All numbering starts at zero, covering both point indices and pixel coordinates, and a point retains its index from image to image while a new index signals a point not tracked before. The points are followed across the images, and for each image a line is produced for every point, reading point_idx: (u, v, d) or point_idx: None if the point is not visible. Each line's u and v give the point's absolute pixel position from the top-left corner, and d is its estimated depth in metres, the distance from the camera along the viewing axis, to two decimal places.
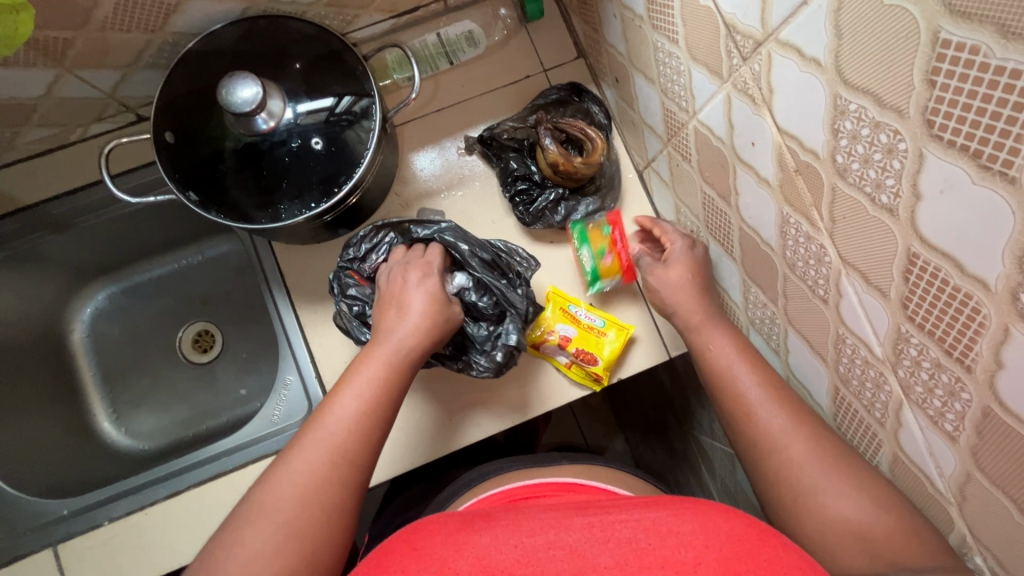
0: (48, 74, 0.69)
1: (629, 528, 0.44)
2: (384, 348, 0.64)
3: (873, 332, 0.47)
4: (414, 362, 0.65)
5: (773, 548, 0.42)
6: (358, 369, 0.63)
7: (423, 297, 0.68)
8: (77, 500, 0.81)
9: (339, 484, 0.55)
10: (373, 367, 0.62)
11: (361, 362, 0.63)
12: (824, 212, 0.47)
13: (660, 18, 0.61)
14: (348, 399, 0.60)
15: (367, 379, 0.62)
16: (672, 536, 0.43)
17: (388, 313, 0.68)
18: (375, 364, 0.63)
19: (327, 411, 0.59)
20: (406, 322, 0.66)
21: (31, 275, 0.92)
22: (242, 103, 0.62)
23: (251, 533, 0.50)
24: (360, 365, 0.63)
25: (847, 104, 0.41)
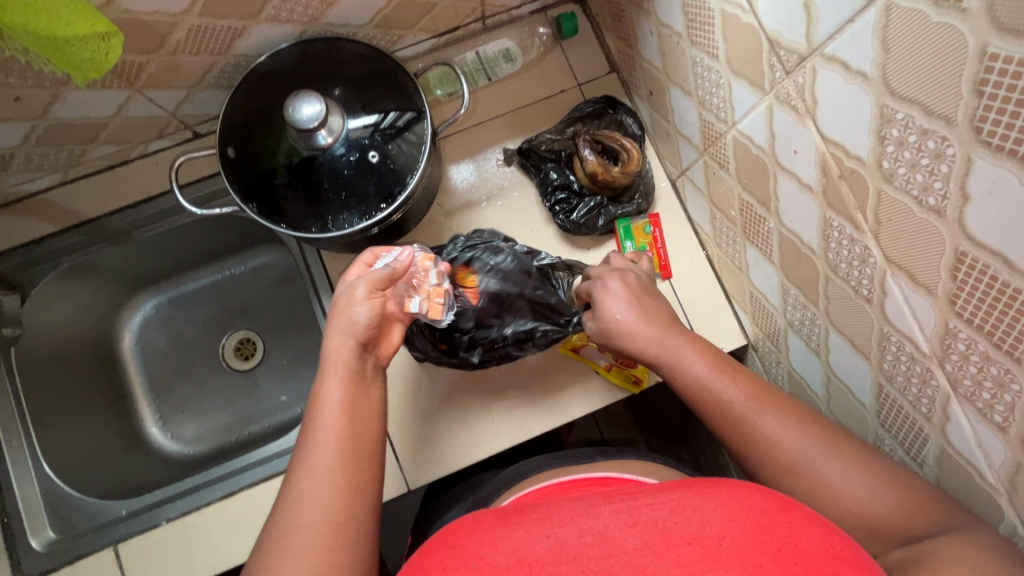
0: (120, 95, 0.74)
1: (655, 509, 0.46)
2: (330, 376, 0.60)
3: (920, 329, 0.50)
4: (350, 369, 0.61)
5: (798, 519, 0.44)
6: (313, 424, 0.57)
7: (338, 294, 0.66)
8: (135, 501, 0.84)
9: (344, 488, 0.54)
10: (320, 408, 0.58)
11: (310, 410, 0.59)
12: (868, 214, 0.50)
13: (700, 35, 0.64)
14: (315, 453, 0.55)
15: (319, 420, 0.57)
16: (696, 511, 0.45)
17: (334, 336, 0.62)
18: (327, 402, 0.58)
19: (300, 464, 0.55)
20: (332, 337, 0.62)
21: (89, 285, 0.97)
22: (306, 119, 0.66)
23: None
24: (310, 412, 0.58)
25: (893, 113, 0.43)
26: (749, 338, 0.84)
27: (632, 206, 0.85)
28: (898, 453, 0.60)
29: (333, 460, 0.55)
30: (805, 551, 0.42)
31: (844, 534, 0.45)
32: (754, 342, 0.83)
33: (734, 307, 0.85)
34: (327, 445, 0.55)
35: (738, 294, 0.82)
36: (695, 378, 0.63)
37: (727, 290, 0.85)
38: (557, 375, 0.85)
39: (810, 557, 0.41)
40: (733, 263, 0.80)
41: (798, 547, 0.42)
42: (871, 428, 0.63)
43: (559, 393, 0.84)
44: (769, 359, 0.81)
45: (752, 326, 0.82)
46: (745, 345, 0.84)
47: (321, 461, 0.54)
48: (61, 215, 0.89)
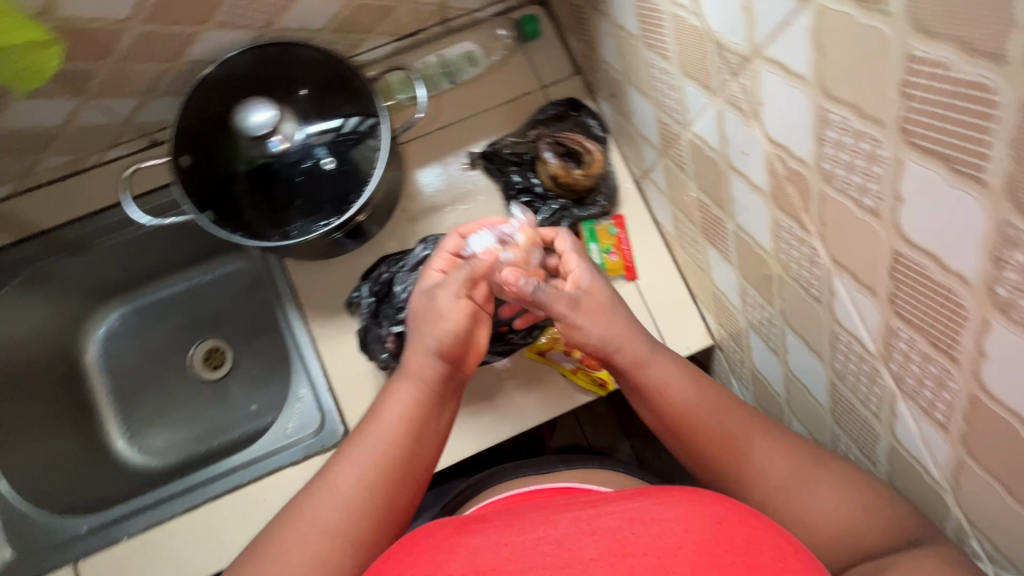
0: (69, 103, 0.72)
1: (614, 518, 0.47)
2: (403, 383, 0.64)
3: (865, 329, 0.50)
4: (427, 381, 0.63)
5: (753, 529, 0.44)
6: (374, 421, 0.61)
7: (419, 301, 0.68)
8: (96, 517, 0.82)
9: (379, 505, 0.56)
10: (387, 414, 0.61)
11: (378, 410, 0.62)
12: (813, 216, 0.50)
13: (652, 37, 0.64)
14: (367, 449, 0.58)
15: (381, 425, 0.60)
16: (655, 522, 0.45)
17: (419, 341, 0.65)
18: (393, 406, 0.61)
19: (352, 450, 0.59)
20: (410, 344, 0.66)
21: (49, 297, 0.95)
22: (258, 126, 0.69)
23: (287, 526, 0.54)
24: (375, 413, 0.62)
25: (830, 115, 0.43)
26: (715, 338, 0.84)
27: (593, 208, 0.85)
28: (854, 451, 0.60)
29: (381, 476, 0.57)
30: (760, 560, 0.41)
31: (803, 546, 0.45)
32: (719, 342, 0.83)
33: (699, 308, 0.85)
34: (381, 457, 0.58)
35: (703, 294, 0.82)
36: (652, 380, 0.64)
37: (692, 291, 0.85)
38: (523, 380, 0.84)
39: (764, 569, 0.41)
40: (697, 264, 0.80)
41: (754, 559, 0.41)
42: (829, 427, 0.63)
43: (525, 399, 0.83)
44: (734, 359, 0.81)
45: (716, 326, 0.82)
46: (711, 345, 0.84)
47: (370, 473, 0.57)
48: (17, 226, 0.87)
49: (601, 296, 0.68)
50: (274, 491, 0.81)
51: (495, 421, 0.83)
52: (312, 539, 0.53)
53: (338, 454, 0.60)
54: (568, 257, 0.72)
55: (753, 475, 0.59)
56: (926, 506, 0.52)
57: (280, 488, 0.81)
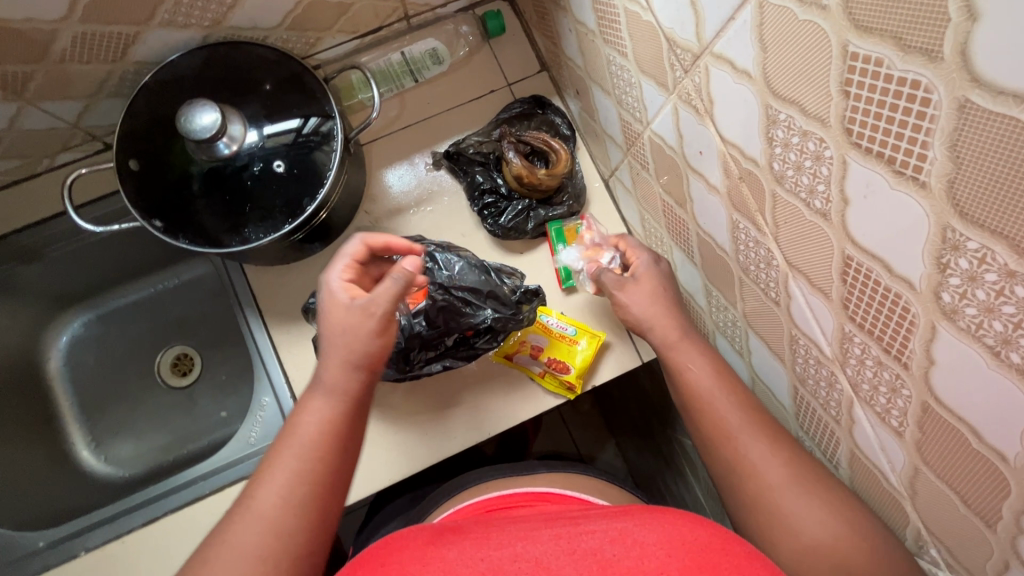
0: (10, 107, 0.69)
1: (596, 537, 0.45)
2: (318, 399, 0.62)
3: (822, 333, 0.48)
4: (350, 395, 0.62)
5: (737, 559, 0.43)
6: (290, 437, 0.60)
7: (342, 318, 0.64)
8: (54, 531, 0.80)
9: (306, 524, 0.55)
10: (306, 429, 0.60)
11: (294, 427, 0.60)
12: (767, 217, 0.49)
13: (609, 33, 0.63)
14: (284, 468, 0.57)
15: (301, 442, 0.59)
16: (637, 545, 0.44)
17: (332, 361, 0.63)
18: (310, 422, 0.60)
19: (268, 471, 0.58)
20: (332, 362, 0.62)
21: (5, 306, 0.92)
22: (202, 129, 0.63)
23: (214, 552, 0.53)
24: (290, 432, 0.60)
25: (777, 113, 0.42)
26: None
27: (559, 209, 0.83)
28: (817, 455, 0.59)
29: (307, 495, 0.56)
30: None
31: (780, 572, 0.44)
32: None
33: None
34: (304, 475, 0.57)
35: None
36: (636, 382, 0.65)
37: None
38: (491, 384, 0.82)
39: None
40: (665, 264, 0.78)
41: None
42: (794, 430, 0.62)
43: (493, 404, 0.82)
44: None
45: None
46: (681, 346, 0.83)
47: (295, 495, 0.56)
48: None
49: (652, 281, 0.69)
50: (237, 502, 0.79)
51: (461, 427, 0.81)
52: (245, 565, 0.52)
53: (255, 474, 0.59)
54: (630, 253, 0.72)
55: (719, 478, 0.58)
56: (887, 511, 0.51)
57: None
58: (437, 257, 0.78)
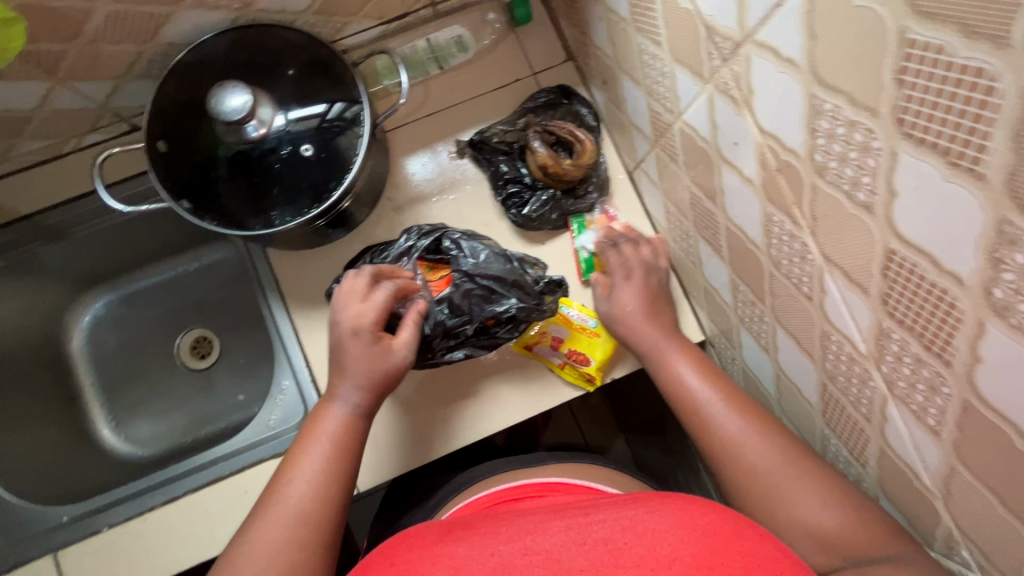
0: (41, 86, 0.70)
1: (606, 527, 0.45)
2: (337, 407, 0.68)
3: (857, 330, 0.48)
4: (369, 406, 0.68)
5: (750, 543, 0.43)
6: (311, 439, 0.65)
7: (358, 355, 0.68)
8: (76, 507, 0.81)
9: (330, 516, 0.61)
10: (327, 431, 0.66)
11: (314, 430, 0.66)
12: (805, 210, 0.48)
13: (643, 22, 0.62)
14: (309, 468, 0.63)
15: (324, 443, 0.65)
16: (649, 532, 0.44)
17: (355, 388, 0.68)
18: (330, 426, 0.66)
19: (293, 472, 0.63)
20: (351, 379, 0.68)
21: (29, 284, 0.93)
22: (233, 112, 0.64)
23: (246, 542, 0.58)
24: (314, 433, 0.66)
25: (823, 103, 0.41)
26: (707, 333, 0.82)
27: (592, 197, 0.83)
28: (843, 453, 0.58)
29: (334, 491, 0.62)
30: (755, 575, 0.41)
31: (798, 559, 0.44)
32: (710, 338, 0.82)
33: (691, 303, 0.83)
34: (329, 474, 0.63)
35: (694, 289, 0.80)
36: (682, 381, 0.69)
37: (684, 285, 0.83)
38: (509, 374, 0.82)
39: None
40: (689, 258, 0.78)
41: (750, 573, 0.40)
42: (819, 428, 0.61)
43: (511, 394, 0.81)
44: (725, 356, 0.79)
45: (708, 321, 0.80)
46: (702, 341, 0.82)
47: (325, 490, 0.62)
48: None
49: (642, 289, 0.77)
50: (256, 484, 0.79)
51: (479, 415, 0.81)
52: (275, 554, 0.56)
53: (280, 474, 0.64)
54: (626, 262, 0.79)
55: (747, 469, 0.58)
56: (917, 511, 0.50)
57: (262, 481, 0.79)
58: (461, 245, 0.79)
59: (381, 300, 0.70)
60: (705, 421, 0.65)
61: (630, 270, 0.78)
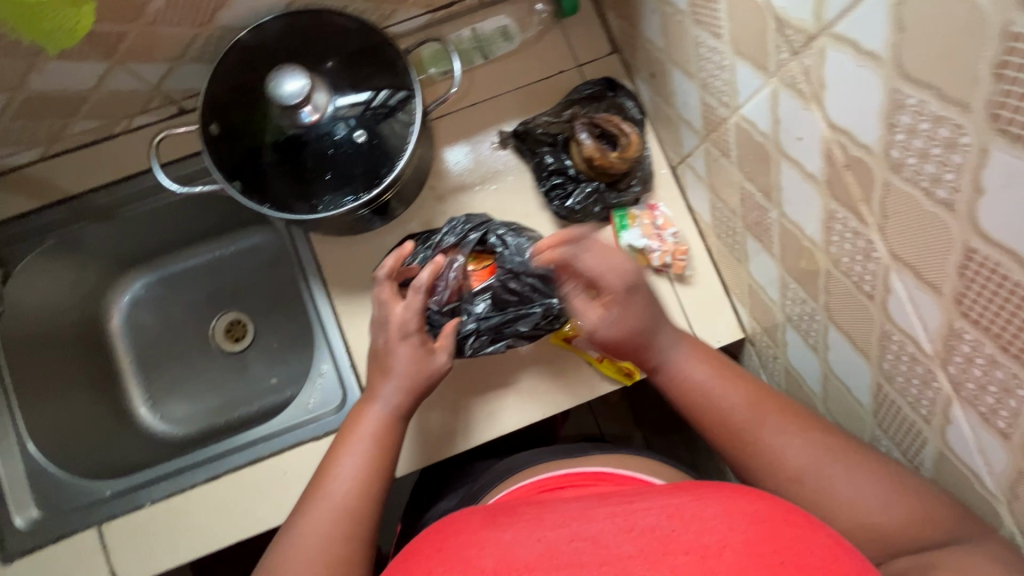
0: (99, 66, 0.71)
1: (652, 515, 0.45)
2: (376, 408, 0.68)
3: (923, 329, 0.47)
4: (409, 407, 0.69)
5: (802, 532, 0.42)
6: (352, 437, 0.66)
7: (404, 360, 0.68)
8: (119, 482, 0.83)
9: (371, 512, 0.62)
10: (367, 429, 0.66)
11: (353, 430, 0.67)
12: (874, 207, 0.47)
13: (703, 14, 0.61)
14: (349, 466, 0.63)
15: (365, 441, 0.66)
16: (697, 519, 0.43)
17: (393, 392, 0.68)
18: (370, 424, 0.67)
19: (331, 471, 0.63)
20: (393, 381, 0.68)
21: (73, 263, 0.94)
22: (289, 96, 0.64)
23: (291, 534, 0.59)
24: (357, 431, 0.66)
25: (906, 97, 0.40)
26: (747, 332, 0.82)
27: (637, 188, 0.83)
28: (894, 454, 0.58)
29: (376, 488, 0.63)
30: (811, 563, 0.39)
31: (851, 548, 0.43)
32: (751, 336, 0.81)
33: (732, 301, 0.82)
34: (370, 471, 0.64)
35: (737, 286, 0.80)
36: (696, 385, 0.66)
37: (726, 283, 0.82)
38: (549, 367, 0.82)
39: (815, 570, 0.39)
40: (733, 255, 0.77)
41: (805, 562, 0.39)
42: (869, 429, 0.61)
43: (552, 386, 0.82)
44: (766, 354, 0.79)
45: (749, 319, 0.80)
46: (742, 339, 0.82)
47: (368, 487, 0.63)
48: (42, 190, 0.86)
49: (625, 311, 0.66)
50: (295, 466, 0.80)
51: (519, 404, 0.82)
52: (320, 548, 0.57)
53: (320, 472, 0.64)
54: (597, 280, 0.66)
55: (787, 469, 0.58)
56: None
57: (302, 463, 0.80)
58: (507, 240, 0.79)
59: (416, 304, 0.70)
60: (731, 430, 0.63)
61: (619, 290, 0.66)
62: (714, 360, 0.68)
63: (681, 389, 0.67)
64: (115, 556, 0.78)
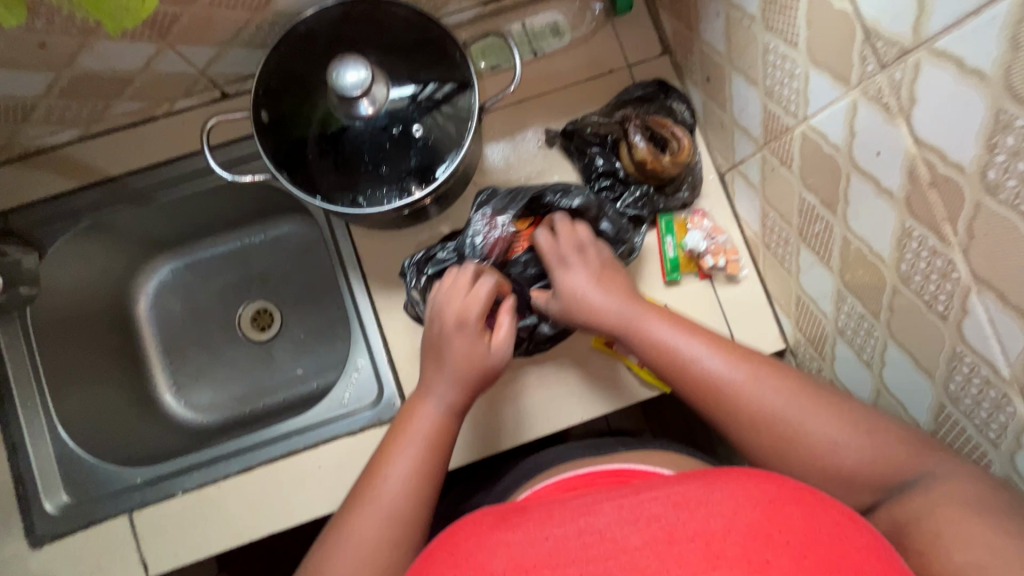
0: (151, 48, 0.69)
1: (657, 505, 0.43)
2: (432, 404, 0.67)
3: (1002, 353, 0.46)
4: (462, 403, 0.67)
5: (806, 512, 0.41)
6: (404, 436, 0.65)
7: (461, 346, 0.67)
8: (150, 470, 0.83)
9: (423, 514, 0.60)
10: (421, 428, 0.65)
11: (409, 426, 0.65)
12: (959, 227, 0.47)
13: (777, 19, 0.60)
14: (403, 465, 0.62)
15: (418, 440, 0.64)
16: (702, 507, 0.42)
17: (444, 378, 0.67)
18: (423, 424, 0.65)
19: (383, 470, 0.62)
20: (447, 375, 0.67)
21: (104, 245, 0.93)
22: (350, 86, 0.63)
23: (337, 533, 0.58)
24: (408, 432, 0.65)
25: (1012, 118, 0.39)
26: (788, 342, 0.81)
27: (686, 192, 0.82)
28: None
29: (429, 487, 0.62)
30: (817, 541, 0.38)
31: (860, 519, 0.42)
32: (793, 347, 0.81)
33: (776, 311, 0.82)
34: (422, 471, 0.62)
35: (783, 297, 0.79)
36: (658, 341, 0.65)
37: (770, 292, 0.82)
38: (589, 369, 0.82)
39: (821, 549, 0.38)
40: (782, 266, 0.76)
41: (810, 541, 0.38)
42: None
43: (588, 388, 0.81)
44: (809, 366, 0.78)
45: (793, 330, 0.79)
46: (784, 350, 0.81)
47: (420, 486, 0.61)
48: (78, 171, 0.85)
49: (589, 273, 0.71)
50: (330, 460, 0.80)
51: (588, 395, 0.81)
52: (368, 550, 0.56)
53: (371, 469, 0.63)
54: (551, 261, 0.73)
55: (755, 414, 0.58)
56: None
57: (336, 457, 0.79)
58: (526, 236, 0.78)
59: (479, 293, 0.69)
60: (715, 399, 0.60)
61: (568, 256, 0.72)
62: (683, 323, 0.66)
63: (655, 350, 0.65)
64: (146, 544, 0.78)
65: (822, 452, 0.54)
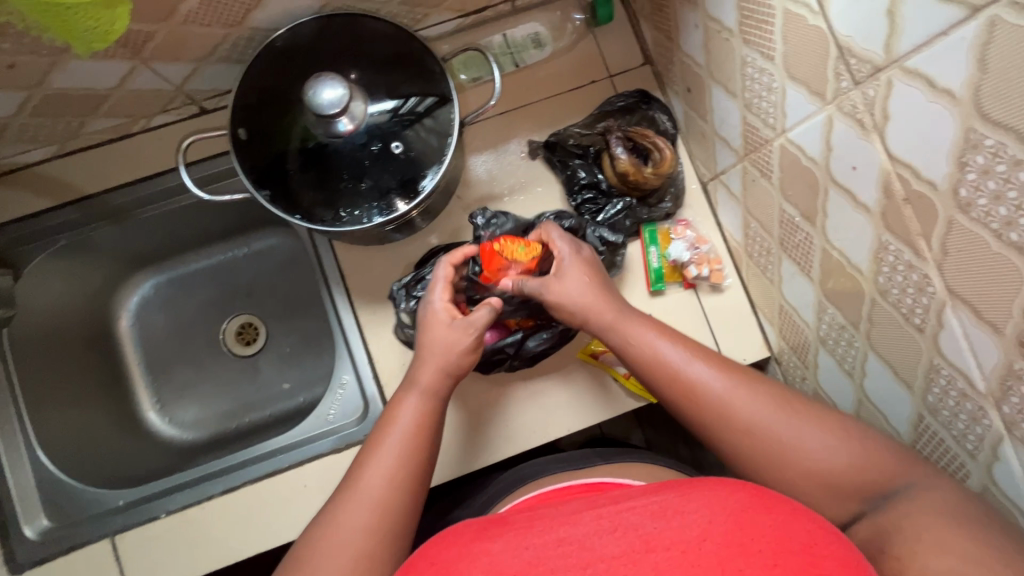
0: (124, 66, 0.69)
1: (635, 514, 0.43)
2: (414, 395, 0.67)
3: (977, 367, 0.47)
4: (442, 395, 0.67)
5: (779, 517, 0.41)
6: (388, 430, 0.64)
7: (437, 334, 0.69)
8: (133, 491, 0.82)
9: (404, 510, 0.59)
10: (403, 422, 0.64)
11: (392, 420, 0.65)
12: (934, 242, 0.47)
13: (754, 33, 0.60)
14: (387, 455, 0.61)
15: (401, 432, 0.63)
16: (678, 515, 0.42)
17: (426, 366, 0.68)
18: (406, 415, 0.65)
19: (366, 463, 0.61)
20: (429, 365, 0.68)
21: (84, 263, 0.91)
22: (327, 104, 0.62)
23: (317, 530, 0.56)
24: (393, 422, 0.64)
25: (982, 138, 0.39)
26: (773, 350, 0.82)
27: (667, 203, 0.83)
28: None
29: (411, 475, 0.60)
30: (789, 547, 0.39)
31: (833, 528, 0.42)
32: (777, 355, 0.81)
33: (759, 319, 0.82)
34: (404, 462, 0.61)
35: (767, 306, 0.79)
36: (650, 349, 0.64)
37: (754, 301, 0.82)
38: (571, 380, 0.82)
39: (793, 556, 0.38)
40: (765, 275, 0.77)
41: (782, 547, 0.38)
42: None
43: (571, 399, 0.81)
44: (793, 374, 0.79)
45: (776, 338, 0.80)
46: (768, 358, 0.82)
47: (400, 478, 0.60)
48: (54, 189, 0.83)
49: (583, 267, 0.71)
50: (315, 478, 0.79)
51: (570, 411, 0.81)
52: (350, 545, 0.54)
53: (354, 465, 0.62)
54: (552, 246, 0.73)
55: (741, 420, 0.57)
56: None
57: (321, 475, 0.79)
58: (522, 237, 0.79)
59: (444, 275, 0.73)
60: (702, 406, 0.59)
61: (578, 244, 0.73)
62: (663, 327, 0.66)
63: (643, 356, 0.64)
64: (130, 567, 0.77)
65: (806, 466, 0.54)
